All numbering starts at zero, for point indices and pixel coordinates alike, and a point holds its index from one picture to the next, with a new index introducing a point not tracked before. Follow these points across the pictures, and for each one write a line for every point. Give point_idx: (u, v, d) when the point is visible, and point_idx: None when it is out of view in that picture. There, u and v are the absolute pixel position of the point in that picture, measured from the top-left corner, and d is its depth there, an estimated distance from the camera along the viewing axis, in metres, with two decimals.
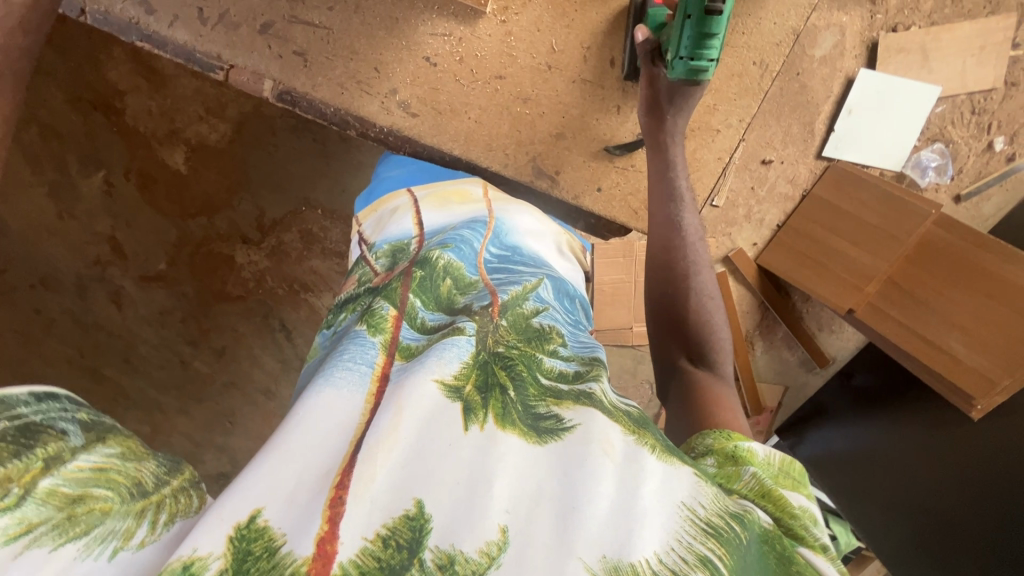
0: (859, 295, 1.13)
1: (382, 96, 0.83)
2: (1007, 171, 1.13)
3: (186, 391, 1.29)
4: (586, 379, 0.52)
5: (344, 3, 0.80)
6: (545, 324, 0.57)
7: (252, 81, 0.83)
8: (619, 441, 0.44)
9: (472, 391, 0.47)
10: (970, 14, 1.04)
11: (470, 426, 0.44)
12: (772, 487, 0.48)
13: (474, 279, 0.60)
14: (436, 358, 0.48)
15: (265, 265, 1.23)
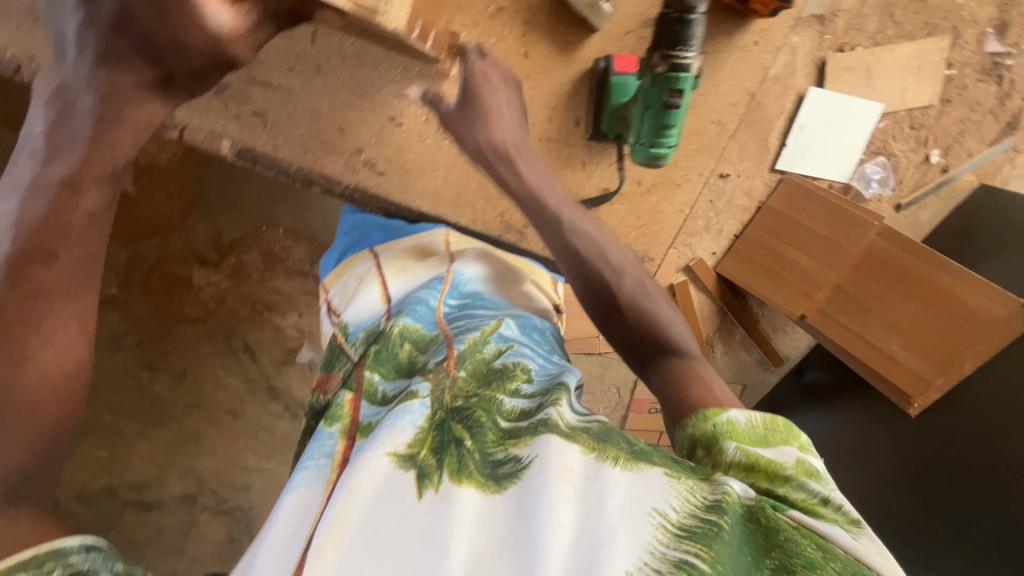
0: (810, 304, 1.20)
1: (347, 155, 0.87)
2: (943, 180, 1.20)
3: (146, 415, 1.25)
4: (544, 407, 0.51)
5: (306, 64, 0.82)
6: (508, 363, 0.59)
7: (209, 141, 0.84)
8: (577, 464, 0.45)
9: (426, 456, 0.48)
10: (910, 35, 1.09)
11: (425, 492, 0.46)
12: (757, 456, 0.50)
13: (433, 334, 0.63)
14: (388, 428, 0.49)
15: (225, 285, 1.19)
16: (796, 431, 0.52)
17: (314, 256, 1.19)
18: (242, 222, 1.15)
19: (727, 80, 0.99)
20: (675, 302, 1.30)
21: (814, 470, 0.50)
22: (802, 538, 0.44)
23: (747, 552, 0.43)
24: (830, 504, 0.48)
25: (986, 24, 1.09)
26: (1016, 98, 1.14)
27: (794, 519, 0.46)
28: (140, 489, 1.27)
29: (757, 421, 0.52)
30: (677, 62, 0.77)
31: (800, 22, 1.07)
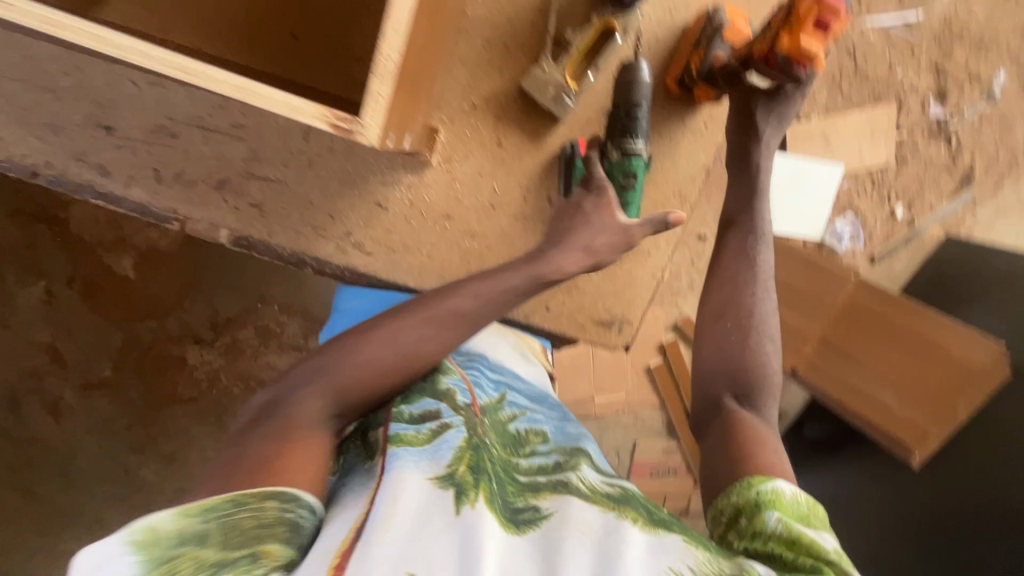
0: (799, 357, 1.19)
1: (337, 239, 0.85)
2: (911, 233, 1.26)
3: (132, 500, 1.24)
4: (565, 470, 0.59)
5: (299, 159, 0.83)
6: (522, 429, 0.67)
7: (207, 231, 0.83)
8: (596, 521, 0.51)
9: (463, 472, 0.55)
10: (858, 104, 1.19)
11: (461, 507, 0.51)
12: (797, 532, 0.52)
13: (453, 372, 0.71)
14: (432, 456, 0.58)
15: (219, 363, 1.19)
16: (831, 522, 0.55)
17: (308, 329, 1.18)
18: (237, 299, 1.17)
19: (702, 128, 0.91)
20: (665, 360, 1.31)
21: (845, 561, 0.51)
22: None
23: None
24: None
25: (926, 91, 1.19)
26: (965, 154, 1.23)
27: None
28: None
29: (801, 498, 0.56)
30: (629, 148, 0.80)
31: None
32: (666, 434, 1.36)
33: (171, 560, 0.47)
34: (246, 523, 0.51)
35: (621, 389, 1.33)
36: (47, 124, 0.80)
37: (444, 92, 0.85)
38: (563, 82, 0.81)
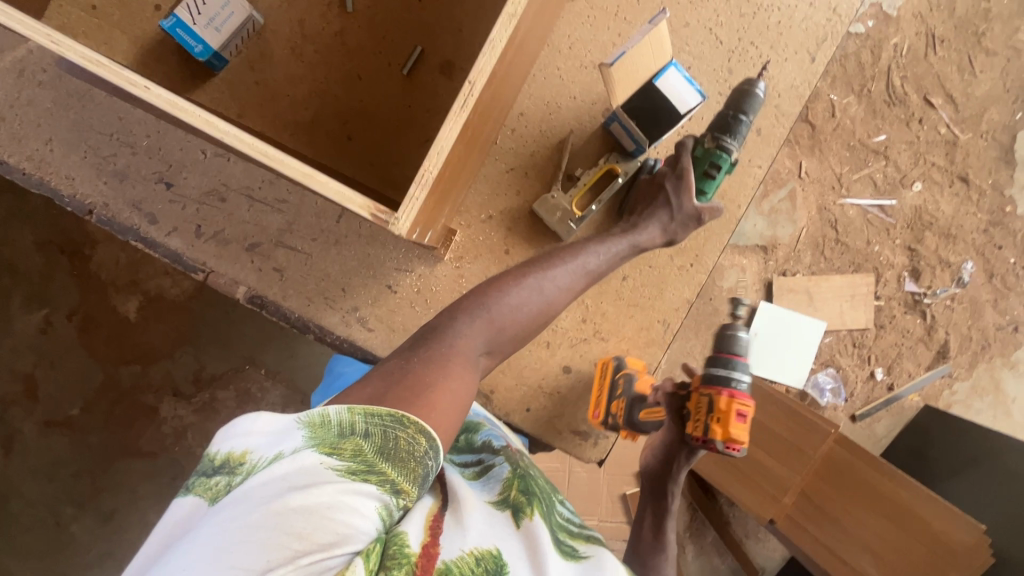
0: (778, 508, 1.18)
1: (343, 312, 0.84)
2: (890, 397, 1.30)
3: (53, 558, 1.15)
4: (587, 529, 0.63)
5: (327, 237, 0.85)
6: (548, 485, 0.68)
7: (228, 285, 0.85)
8: (624, 573, 0.55)
9: (517, 496, 0.59)
10: (839, 270, 1.29)
11: (522, 520, 0.56)
12: None
13: (480, 422, 0.73)
14: (492, 478, 0.62)
15: (190, 420, 1.17)
16: None
17: (288, 399, 1.18)
18: (226, 358, 1.18)
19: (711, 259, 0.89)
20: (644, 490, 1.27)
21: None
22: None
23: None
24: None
25: (901, 268, 1.30)
26: (939, 331, 1.31)
27: None
28: None
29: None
30: (720, 144, 0.77)
31: (744, 248, 1.28)
32: None
33: (334, 443, 0.45)
34: (401, 444, 0.47)
35: (593, 516, 1.27)
36: (115, 172, 0.85)
37: (466, 198, 0.85)
38: (570, 209, 0.82)
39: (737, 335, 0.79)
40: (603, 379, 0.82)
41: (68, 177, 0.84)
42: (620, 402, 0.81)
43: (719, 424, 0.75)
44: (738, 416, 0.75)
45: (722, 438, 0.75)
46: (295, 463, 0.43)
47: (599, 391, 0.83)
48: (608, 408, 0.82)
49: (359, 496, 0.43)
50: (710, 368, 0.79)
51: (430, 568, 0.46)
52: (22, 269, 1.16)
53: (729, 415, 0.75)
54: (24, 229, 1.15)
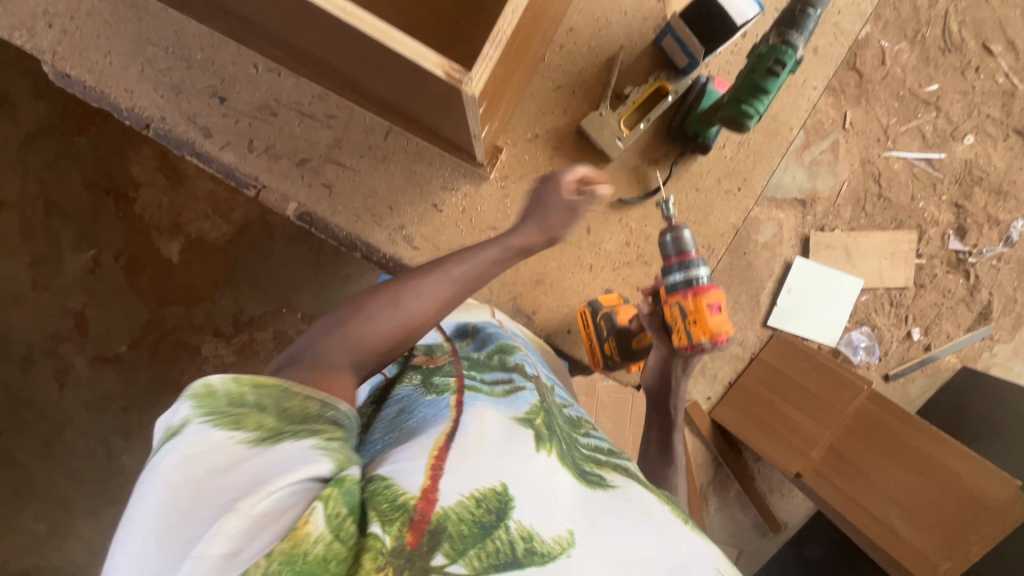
0: (805, 461, 1.18)
1: (391, 230, 0.90)
2: (926, 358, 1.27)
3: (106, 485, 1.22)
4: (620, 456, 0.62)
5: (374, 153, 0.89)
6: (574, 415, 0.68)
7: (279, 202, 0.90)
8: (655, 504, 0.53)
9: (541, 425, 0.55)
10: (880, 226, 1.26)
11: (542, 450, 0.51)
12: None
13: (515, 347, 0.73)
14: (509, 402, 0.57)
15: (231, 360, 1.22)
16: None
17: None
18: (264, 301, 1.21)
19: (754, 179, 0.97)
20: None
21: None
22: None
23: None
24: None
25: (946, 225, 1.26)
26: (982, 291, 1.27)
27: None
28: None
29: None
30: (787, 38, 0.78)
31: (783, 202, 1.24)
32: None
33: (226, 414, 0.42)
34: (297, 404, 0.46)
35: None
36: (170, 85, 0.88)
37: (515, 115, 0.92)
38: (619, 127, 0.88)
39: (675, 237, 0.78)
40: (586, 329, 0.91)
41: (127, 90, 0.88)
42: (609, 341, 0.89)
43: (694, 325, 0.76)
44: (707, 309, 0.75)
45: (708, 340, 0.75)
46: (193, 441, 0.40)
47: (590, 338, 0.91)
48: (606, 353, 0.90)
49: (284, 451, 0.41)
50: (668, 277, 0.79)
51: (428, 514, 0.41)
52: (71, 210, 1.20)
53: (701, 313, 0.75)
54: (72, 171, 1.19)
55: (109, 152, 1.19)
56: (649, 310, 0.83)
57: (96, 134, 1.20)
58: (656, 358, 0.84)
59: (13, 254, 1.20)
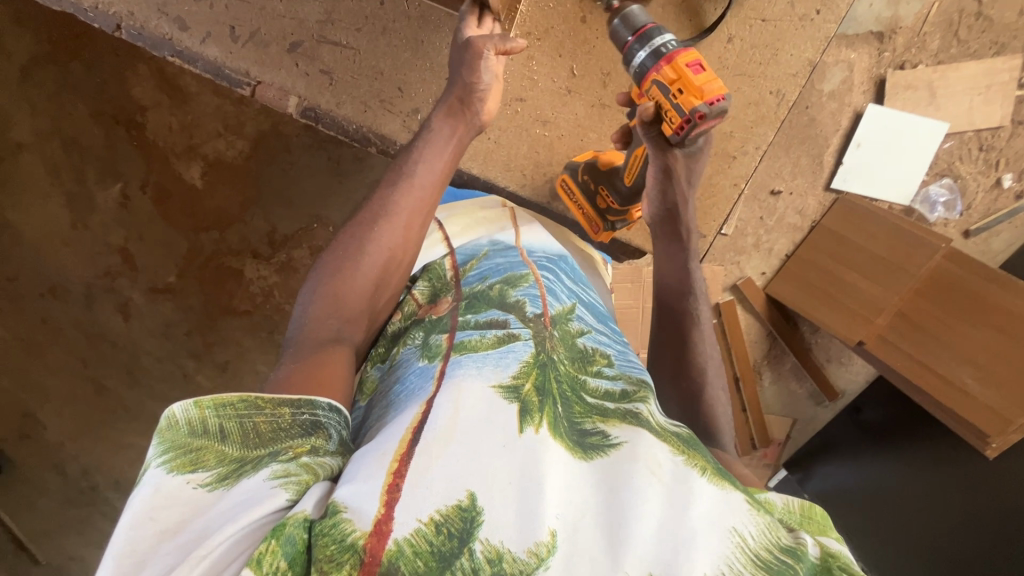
0: (869, 329, 1.11)
1: (404, 115, 0.92)
2: (1017, 207, 1.12)
3: (186, 403, 1.32)
4: (633, 400, 0.50)
5: (371, 26, 0.90)
6: (589, 346, 0.57)
7: (277, 98, 0.93)
8: (666, 459, 0.42)
9: (528, 392, 0.46)
10: (975, 54, 1.07)
11: (524, 429, 0.43)
12: (811, 507, 0.42)
13: (524, 274, 0.64)
14: (492, 365, 0.49)
15: (274, 280, 1.23)
16: (832, 526, 0.42)
17: None
18: (294, 217, 1.19)
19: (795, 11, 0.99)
20: (720, 321, 1.26)
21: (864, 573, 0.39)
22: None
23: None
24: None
25: None
26: None
27: None
28: None
29: (793, 507, 0.43)
30: None
31: (855, 38, 1.08)
32: None
33: (184, 453, 0.41)
34: (260, 426, 0.44)
35: None
36: None
37: None
38: None
39: (623, 20, 0.72)
40: (574, 189, 0.91)
41: None
42: (602, 190, 0.88)
43: (681, 94, 0.67)
44: (690, 68, 0.67)
45: (704, 99, 0.65)
46: (148, 494, 0.39)
47: (579, 197, 0.91)
48: (601, 205, 0.89)
49: (241, 491, 0.40)
50: (635, 69, 0.71)
51: (379, 554, 0.36)
52: (87, 145, 1.17)
53: (683, 77, 0.67)
54: (77, 102, 1.14)
55: (108, 76, 1.13)
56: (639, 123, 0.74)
57: (90, 58, 1.13)
58: (655, 179, 0.76)
59: (45, 196, 1.21)
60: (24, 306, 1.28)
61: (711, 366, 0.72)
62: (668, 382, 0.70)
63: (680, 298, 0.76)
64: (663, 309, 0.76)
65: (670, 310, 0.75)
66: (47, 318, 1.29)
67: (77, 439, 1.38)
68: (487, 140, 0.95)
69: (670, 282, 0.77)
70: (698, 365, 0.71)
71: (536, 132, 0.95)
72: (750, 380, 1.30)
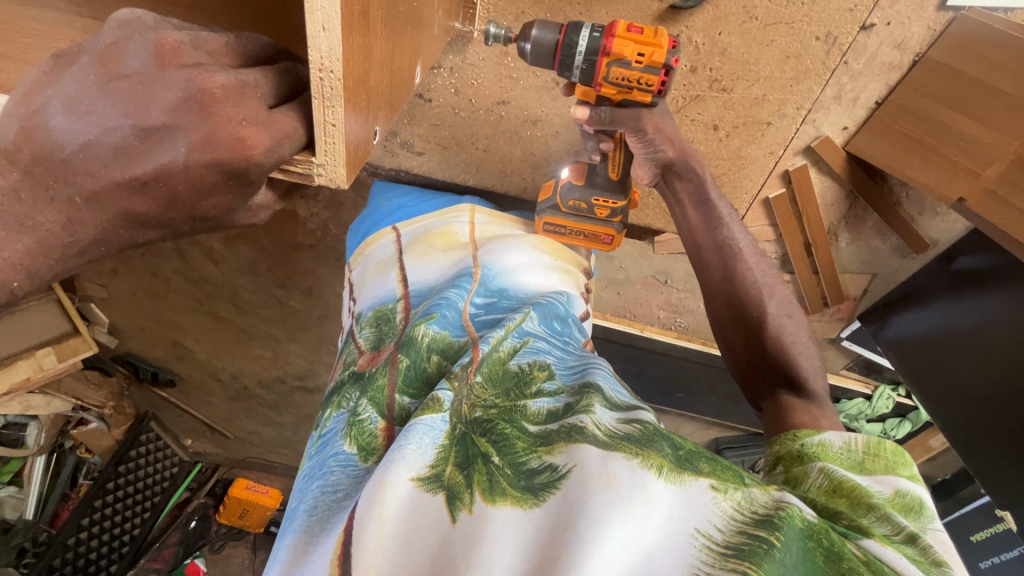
0: (973, 184, 0.90)
1: (383, 139, 1.03)
2: None
3: (291, 321, 1.55)
4: (577, 412, 0.47)
5: None
6: (524, 364, 0.56)
7: None
8: (621, 470, 0.40)
9: (452, 473, 0.43)
10: None
11: (457, 515, 0.39)
12: (842, 478, 0.53)
13: (462, 342, 0.61)
14: (411, 447, 0.44)
15: (326, 215, 1.28)
16: (905, 460, 0.55)
17: None
18: None
19: None
20: (790, 188, 1.13)
21: (921, 501, 0.50)
22: (867, 570, 0.39)
23: (803, 568, 0.37)
24: (917, 540, 0.45)
25: None
26: None
27: (871, 552, 0.42)
28: (303, 377, 1.73)
29: (856, 446, 0.57)
30: None
31: None
32: (777, 267, 1.28)
33: None
34: None
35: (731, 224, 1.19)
36: None
37: None
38: None
39: (536, 41, 0.68)
40: (563, 219, 0.88)
41: None
42: (595, 202, 0.86)
43: (644, 54, 0.64)
44: (631, 31, 0.64)
45: (666, 47, 0.64)
46: None
47: (572, 225, 0.88)
48: (603, 216, 0.88)
49: None
50: (579, 72, 0.68)
51: None
52: None
53: (634, 43, 0.64)
54: None
55: None
56: (607, 111, 0.73)
57: None
58: (645, 149, 0.80)
59: None
60: (132, 264, 1.45)
61: (771, 295, 0.81)
62: (729, 325, 0.82)
63: (709, 238, 0.84)
64: (699, 253, 0.85)
65: (707, 251, 0.84)
66: (155, 272, 1.46)
67: (218, 355, 1.68)
68: (477, 149, 1.02)
69: (699, 237, 0.85)
70: (754, 298, 0.80)
71: (528, 133, 0.99)
72: (825, 244, 1.21)
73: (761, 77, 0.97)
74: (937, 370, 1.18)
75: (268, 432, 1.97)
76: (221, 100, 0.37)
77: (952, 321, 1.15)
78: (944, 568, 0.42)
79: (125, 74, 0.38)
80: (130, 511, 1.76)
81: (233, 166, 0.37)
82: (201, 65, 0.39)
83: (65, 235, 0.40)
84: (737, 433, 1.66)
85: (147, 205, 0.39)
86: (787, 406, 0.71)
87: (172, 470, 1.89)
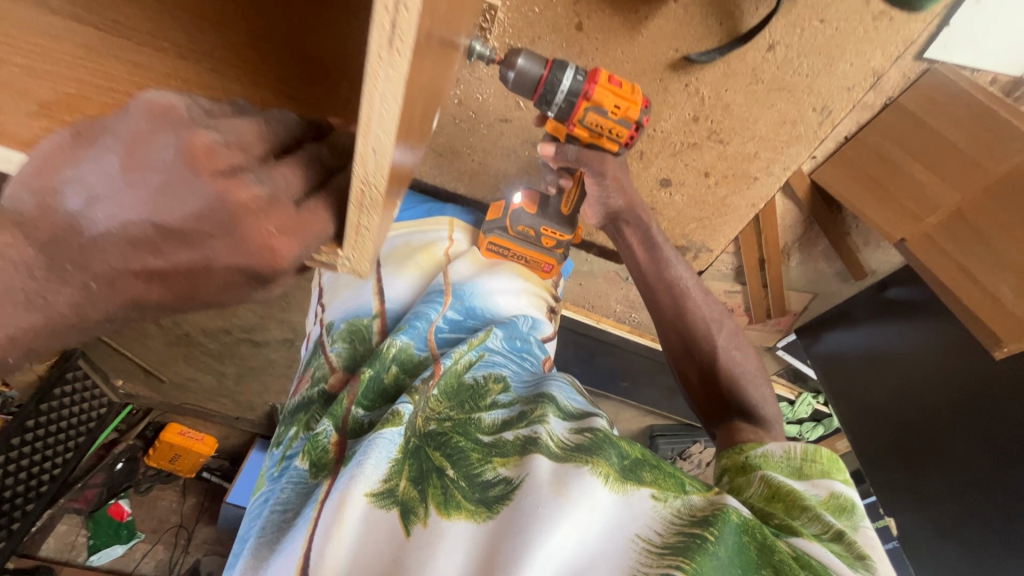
0: (915, 227, 0.97)
1: None
2: None
3: None
4: (531, 423, 0.49)
5: None
6: (479, 377, 0.58)
7: None
8: (569, 478, 0.43)
9: (407, 489, 0.44)
10: None
11: (411, 528, 0.41)
12: (780, 486, 0.58)
13: (423, 356, 0.63)
14: (364, 460, 0.45)
15: None
16: (833, 464, 0.61)
17: None
18: None
19: (846, 62, 0.87)
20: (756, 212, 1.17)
21: (853, 500, 0.57)
22: (794, 564, 0.43)
23: (737, 562, 0.41)
24: (845, 542, 0.51)
25: None
26: None
27: (795, 546, 0.47)
28: (249, 331, 1.68)
29: (794, 453, 0.63)
30: None
31: None
32: (729, 278, 1.35)
33: None
34: None
35: (703, 247, 1.23)
36: None
37: None
38: None
39: (517, 70, 0.70)
40: (509, 242, 0.88)
41: None
42: (543, 231, 0.88)
43: (622, 108, 0.71)
44: (612, 82, 0.70)
45: (641, 105, 0.72)
46: None
47: (517, 249, 0.89)
48: (549, 246, 0.90)
49: None
50: (557, 108, 0.72)
51: None
52: None
53: (612, 94, 0.71)
54: None
55: None
56: (574, 150, 0.79)
57: None
58: (599, 192, 0.83)
59: None
60: None
61: (718, 327, 0.87)
62: (683, 358, 0.87)
63: (657, 277, 0.89)
64: (651, 292, 0.89)
65: (659, 288, 0.89)
66: None
67: None
68: (472, 161, 1.01)
69: (647, 267, 0.90)
70: (701, 332, 0.86)
71: (526, 152, 0.98)
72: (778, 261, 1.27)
73: (757, 136, 0.99)
74: (857, 386, 1.29)
75: (208, 381, 1.88)
76: (253, 211, 0.35)
77: (872, 340, 1.26)
78: (866, 562, 0.49)
79: (153, 168, 0.34)
80: (51, 451, 1.68)
81: (258, 271, 0.37)
82: (235, 167, 0.36)
83: (74, 318, 0.35)
84: (672, 422, 1.78)
85: (163, 295, 0.36)
86: (736, 429, 0.77)
87: (99, 411, 1.78)
